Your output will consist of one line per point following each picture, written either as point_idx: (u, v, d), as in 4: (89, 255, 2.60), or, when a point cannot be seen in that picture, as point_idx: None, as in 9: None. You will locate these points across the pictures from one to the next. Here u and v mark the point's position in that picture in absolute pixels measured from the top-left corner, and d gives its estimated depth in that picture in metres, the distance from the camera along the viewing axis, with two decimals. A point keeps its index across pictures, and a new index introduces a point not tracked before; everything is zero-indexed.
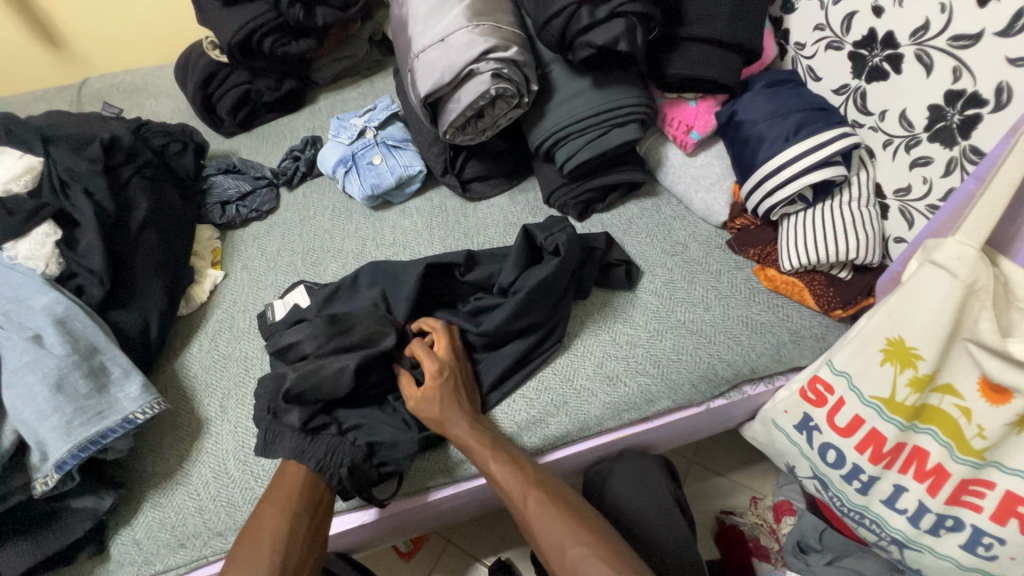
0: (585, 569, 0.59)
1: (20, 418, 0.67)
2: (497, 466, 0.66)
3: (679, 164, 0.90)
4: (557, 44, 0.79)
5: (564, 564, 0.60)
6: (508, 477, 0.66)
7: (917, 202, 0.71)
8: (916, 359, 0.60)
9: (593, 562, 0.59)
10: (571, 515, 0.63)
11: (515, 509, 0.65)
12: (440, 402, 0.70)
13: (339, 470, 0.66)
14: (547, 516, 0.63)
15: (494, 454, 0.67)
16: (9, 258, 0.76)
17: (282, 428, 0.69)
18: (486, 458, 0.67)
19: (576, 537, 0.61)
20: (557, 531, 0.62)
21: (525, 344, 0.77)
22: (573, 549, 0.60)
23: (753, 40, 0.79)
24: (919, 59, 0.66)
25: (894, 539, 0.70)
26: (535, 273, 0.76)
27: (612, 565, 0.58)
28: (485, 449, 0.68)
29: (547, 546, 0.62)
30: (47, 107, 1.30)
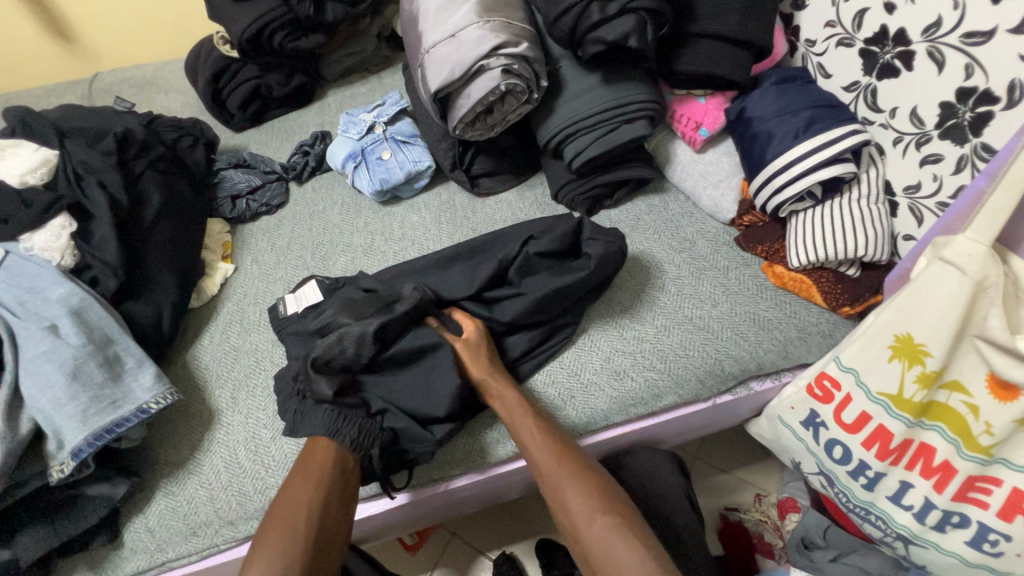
0: (612, 537, 0.60)
1: (36, 406, 0.68)
2: (537, 429, 0.69)
3: (687, 161, 0.91)
4: (568, 40, 0.79)
5: (590, 530, 0.62)
6: (544, 442, 0.68)
7: (927, 200, 0.71)
8: (924, 355, 0.61)
9: (622, 531, 0.61)
10: (602, 483, 0.65)
11: (546, 475, 0.67)
12: (484, 363, 0.73)
13: (372, 450, 0.68)
14: (579, 483, 0.65)
15: (533, 417, 0.70)
16: (25, 250, 0.77)
17: (312, 408, 0.69)
18: (525, 420, 0.69)
19: (605, 505, 0.63)
20: (587, 498, 0.64)
21: (538, 334, 0.79)
22: (601, 517, 0.62)
23: (764, 36, 0.79)
24: (931, 56, 0.66)
25: (899, 535, 0.70)
26: (563, 274, 0.78)
27: (640, 538, 0.60)
28: (525, 412, 0.70)
29: (575, 512, 0.63)
30: (59, 101, 1.31)
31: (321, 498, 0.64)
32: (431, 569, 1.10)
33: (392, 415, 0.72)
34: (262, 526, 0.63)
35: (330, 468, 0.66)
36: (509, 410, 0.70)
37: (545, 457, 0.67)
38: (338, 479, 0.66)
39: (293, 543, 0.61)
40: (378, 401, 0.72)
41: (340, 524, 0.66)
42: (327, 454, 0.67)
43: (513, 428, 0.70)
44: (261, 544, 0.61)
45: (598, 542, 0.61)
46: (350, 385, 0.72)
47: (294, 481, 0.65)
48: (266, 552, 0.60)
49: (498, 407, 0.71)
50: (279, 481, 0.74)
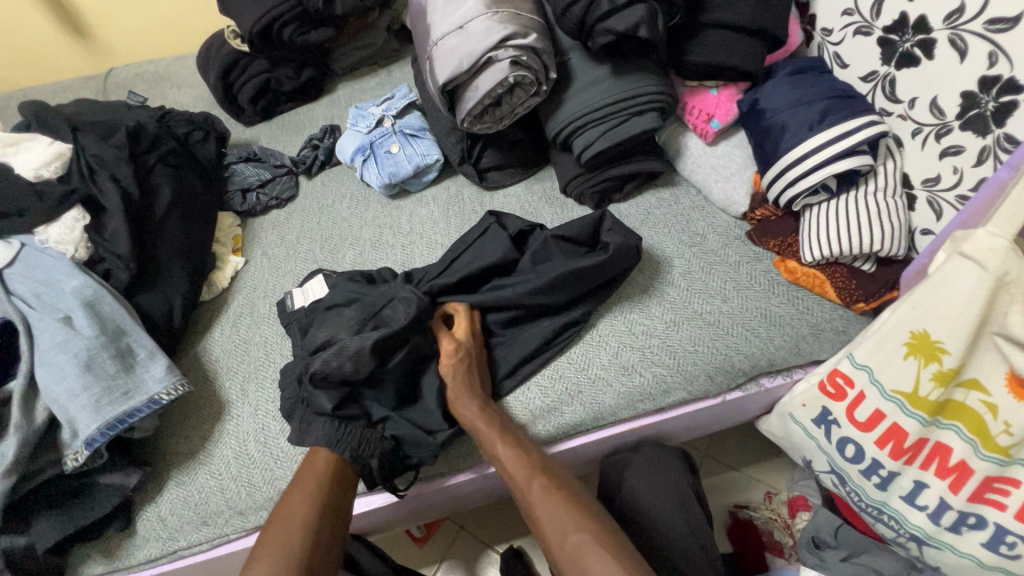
0: (584, 557, 0.58)
1: (51, 396, 0.69)
2: (505, 452, 0.67)
3: (698, 154, 0.89)
4: (577, 30, 0.78)
5: (564, 553, 0.60)
6: (513, 464, 0.67)
7: (946, 192, 0.69)
8: (941, 353, 0.59)
9: (593, 547, 0.58)
10: (573, 501, 0.63)
11: (519, 493, 0.65)
12: (455, 380, 0.73)
13: (371, 461, 0.69)
14: (551, 502, 0.63)
15: (501, 440, 0.68)
16: (41, 242, 0.78)
17: (314, 420, 0.71)
18: (493, 443, 0.68)
19: (578, 522, 0.61)
20: (560, 519, 0.62)
21: (551, 322, 0.79)
22: (574, 537, 0.60)
23: (779, 25, 0.77)
24: (953, 44, 0.64)
25: (913, 536, 0.69)
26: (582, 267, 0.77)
27: (612, 554, 0.57)
28: (492, 436, 0.69)
29: (549, 535, 0.62)
30: (75, 95, 1.33)
31: (319, 509, 0.64)
32: (438, 562, 1.11)
33: (392, 424, 0.73)
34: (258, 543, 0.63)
35: (328, 479, 0.67)
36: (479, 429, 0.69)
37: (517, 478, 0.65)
38: (334, 493, 0.67)
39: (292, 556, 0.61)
40: (378, 411, 0.74)
41: (334, 542, 0.65)
42: (324, 467, 0.68)
43: (484, 448, 0.69)
44: (256, 559, 0.61)
45: (572, 561, 0.59)
46: (352, 395, 0.73)
47: (289, 496, 0.66)
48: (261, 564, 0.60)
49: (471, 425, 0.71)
50: (288, 474, 0.75)
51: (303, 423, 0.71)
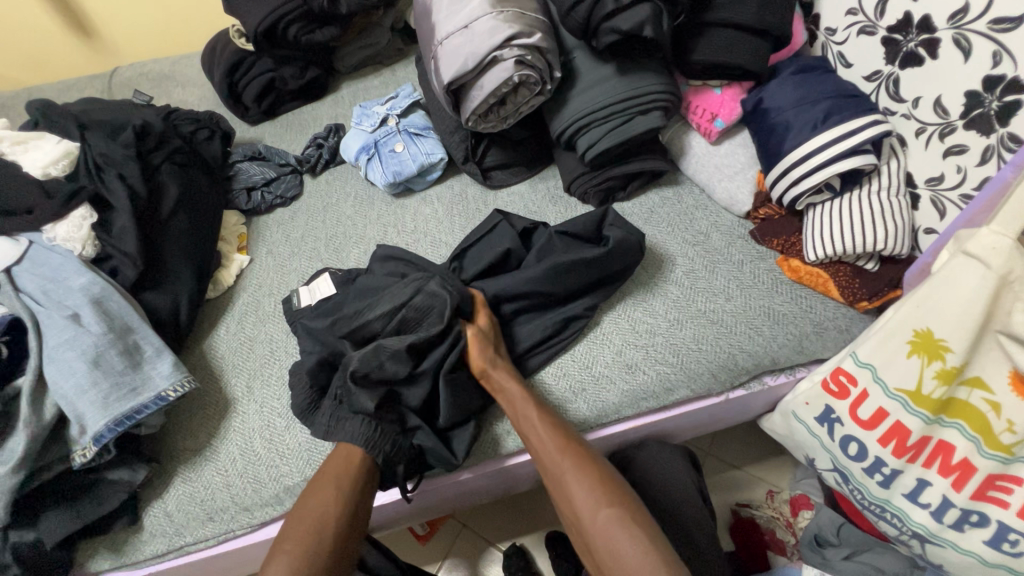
0: (614, 530, 0.60)
1: (59, 392, 0.69)
2: (541, 420, 0.68)
3: (702, 153, 0.89)
4: (582, 30, 0.78)
5: (594, 523, 0.61)
6: (548, 433, 0.67)
7: (950, 192, 0.69)
8: (944, 351, 0.59)
9: (624, 523, 0.60)
10: (604, 475, 0.65)
11: (549, 465, 0.66)
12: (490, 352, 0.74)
13: (397, 465, 0.71)
14: (582, 474, 0.64)
15: (536, 409, 0.69)
16: (49, 240, 0.79)
17: (349, 417, 0.70)
18: (528, 412, 0.69)
19: (609, 497, 0.62)
20: (592, 490, 0.63)
21: (551, 318, 0.80)
22: (605, 510, 0.61)
23: (783, 25, 0.77)
24: (957, 44, 0.64)
25: (915, 534, 0.69)
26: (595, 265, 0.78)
27: (643, 529, 0.60)
28: (528, 404, 0.70)
29: (579, 505, 0.63)
30: (80, 94, 1.34)
31: (350, 508, 0.66)
32: (441, 559, 1.11)
33: (422, 434, 0.72)
34: (285, 530, 0.64)
35: (362, 476, 0.68)
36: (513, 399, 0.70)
37: (549, 449, 0.66)
38: (364, 489, 0.68)
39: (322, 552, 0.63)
40: (413, 417, 0.73)
41: (358, 535, 0.68)
42: (359, 466, 0.68)
43: (517, 417, 0.70)
44: (287, 549, 0.62)
45: (601, 534, 0.60)
46: (390, 395, 0.72)
47: (322, 490, 0.66)
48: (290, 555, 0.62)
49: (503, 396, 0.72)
50: (293, 470, 0.75)
51: (326, 421, 0.71)
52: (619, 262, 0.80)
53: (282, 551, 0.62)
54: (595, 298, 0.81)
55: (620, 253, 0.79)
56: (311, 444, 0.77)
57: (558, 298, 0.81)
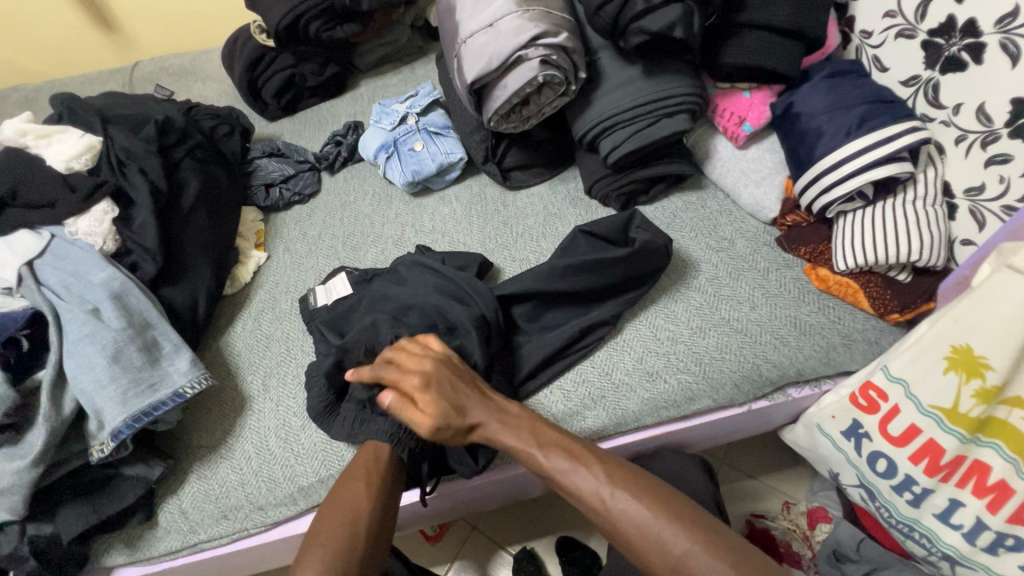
0: (694, 563, 0.55)
1: (79, 387, 0.69)
2: (569, 465, 0.62)
3: (728, 157, 0.88)
4: (609, 30, 0.76)
5: (669, 564, 0.56)
6: (581, 479, 0.61)
7: (991, 202, 0.67)
8: (984, 369, 0.57)
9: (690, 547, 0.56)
10: (662, 505, 0.59)
11: (585, 505, 0.61)
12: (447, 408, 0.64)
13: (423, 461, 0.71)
14: (635, 514, 0.58)
15: (558, 455, 0.63)
16: (70, 234, 0.79)
17: (372, 417, 0.71)
18: (548, 461, 0.63)
19: (668, 524, 0.57)
20: (652, 528, 0.57)
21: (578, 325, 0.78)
22: (675, 544, 0.56)
23: (818, 27, 0.75)
24: (1004, 49, 0.62)
25: (944, 555, 0.67)
26: (605, 267, 0.77)
27: (722, 552, 0.55)
28: (545, 452, 0.63)
29: (643, 551, 0.57)
30: (101, 88, 1.34)
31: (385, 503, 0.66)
32: (450, 562, 1.10)
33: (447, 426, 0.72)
34: (317, 527, 0.63)
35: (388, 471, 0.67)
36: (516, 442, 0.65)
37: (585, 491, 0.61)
38: (393, 486, 0.67)
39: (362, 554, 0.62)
40: None
41: (389, 535, 0.67)
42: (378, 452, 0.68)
43: (537, 467, 0.64)
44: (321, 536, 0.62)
45: (681, 573, 0.55)
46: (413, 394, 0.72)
47: (355, 490, 0.65)
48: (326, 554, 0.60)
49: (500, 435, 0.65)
50: (308, 470, 0.75)
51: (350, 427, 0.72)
52: (639, 263, 0.78)
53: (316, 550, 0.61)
54: (620, 304, 0.79)
55: (644, 259, 0.78)
56: (327, 445, 0.76)
57: (583, 301, 0.80)
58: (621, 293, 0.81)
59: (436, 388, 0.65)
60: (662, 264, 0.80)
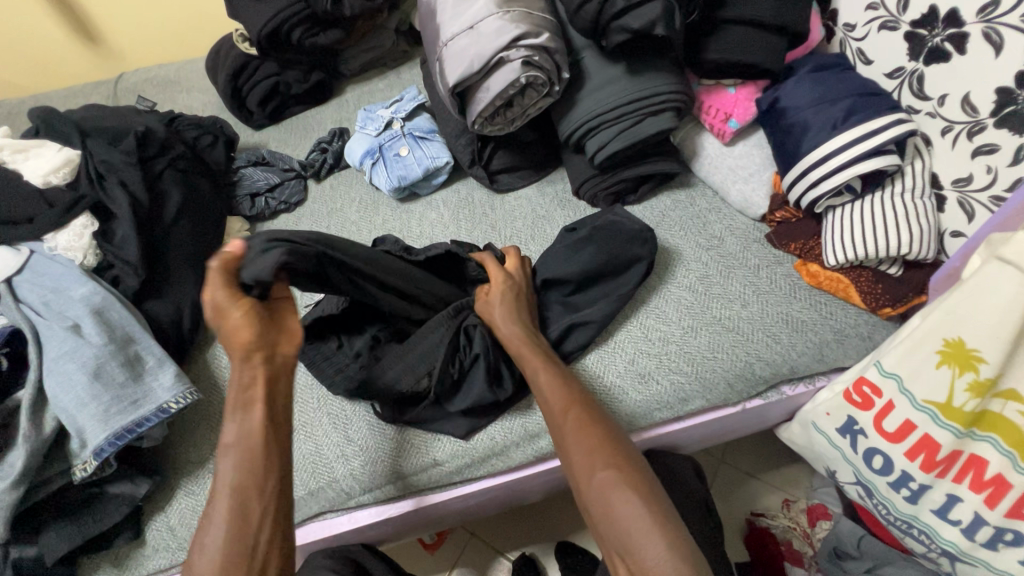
0: (612, 495, 0.56)
1: (60, 405, 0.68)
2: (547, 377, 0.66)
3: (715, 154, 0.87)
4: (591, 29, 0.76)
5: (590, 487, 0.57)
6: (552, 390, 0.65)
7: (979, 193, 0.66)
8: (977, 362, 0.56)
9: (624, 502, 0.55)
10: (606, 435, 0.61)
11: (554, 426, 0.64)
12: (507, 305, 0.74)
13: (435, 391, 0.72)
14: (581, 437, 0.60)
15: (544, 368, 0.67)
16: (50, 249, 0.78)
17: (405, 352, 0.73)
18: (536, 370, 0.67)
19: (611, 461, 0.58)
20: (589, 452, 0.59)
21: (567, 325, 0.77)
22: (600, 473, 0.57)
23: (801, 21, 0.74)
24: (987, 38, 0.61)
25: (945, 551, 0.66)
26: (578, 257, 0.79)
27: (640, 494, 0.55)
28: (536, 364, 0.68)
29: (575, 468, 0.60)
30: (85, 102, 1.33)
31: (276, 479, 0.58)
32: (450, 569, 1.09)
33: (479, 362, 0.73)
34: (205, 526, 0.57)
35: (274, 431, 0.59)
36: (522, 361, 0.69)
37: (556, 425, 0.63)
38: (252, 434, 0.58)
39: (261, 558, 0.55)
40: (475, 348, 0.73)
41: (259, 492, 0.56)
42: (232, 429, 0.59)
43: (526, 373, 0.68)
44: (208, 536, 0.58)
45: (597, 500, 0.56)
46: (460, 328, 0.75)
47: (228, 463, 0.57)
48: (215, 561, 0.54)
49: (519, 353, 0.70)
50: (298, 483, 0.74)
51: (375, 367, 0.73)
52: (615, 254, 0.78)
53: (203, 550, 0.55)
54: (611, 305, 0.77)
55: (622, 253, 0.78)
56: (317, 456, 0.75)
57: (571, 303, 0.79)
58: (610, 292, 0.79)
59: (510, 289, 0.76)
60: (646, 256, 0.78)
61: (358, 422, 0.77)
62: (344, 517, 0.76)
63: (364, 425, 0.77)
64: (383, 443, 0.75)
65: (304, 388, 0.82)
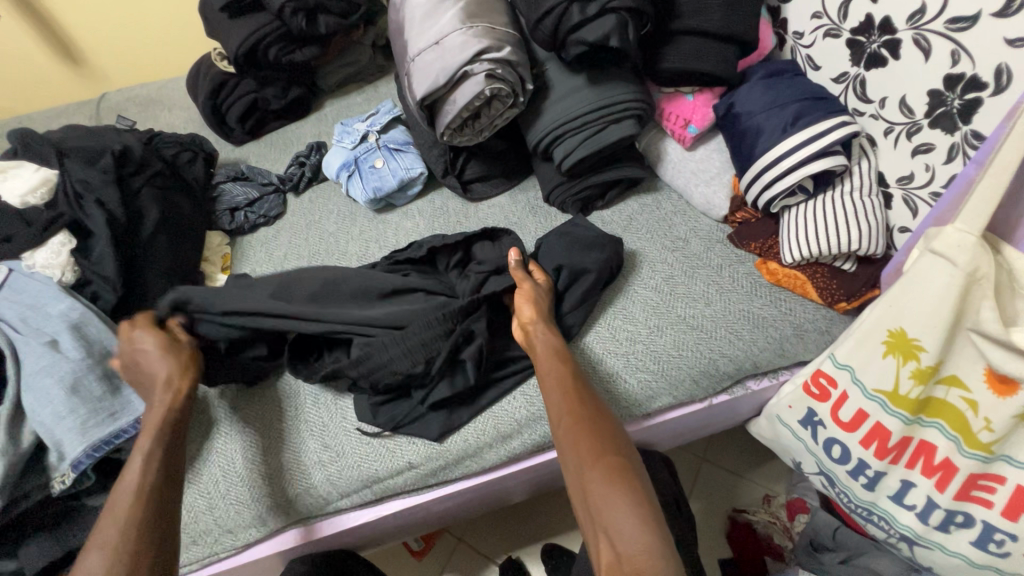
0: (608, 483, 0.56)
1: (38, 419, 0.69)
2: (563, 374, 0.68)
3: (678, 159, 0.90)
4: (549, 42, 0.79)
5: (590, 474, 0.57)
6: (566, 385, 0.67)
7: (921, 190, 0.69)
8: (918, 351, 0.59)
9: (619, 490, 0.55)
10: (611, 432, 0.61)
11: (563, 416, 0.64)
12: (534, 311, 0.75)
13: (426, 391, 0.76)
14: (588, 429, 0.61)
15: (562, 365, 0.69)
16: (28, 267, 0.79)
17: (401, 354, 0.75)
18: (553, 365, 0.69)
19: (612, 454, 0.58)
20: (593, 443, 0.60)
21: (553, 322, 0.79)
22: (602, 462, 0.58)
23: (749, 30, 0.78)
24: (917, 44, 0.64)
25: (903, 536, 0.68)
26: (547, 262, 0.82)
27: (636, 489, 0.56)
28: (554, 360, 0.69)
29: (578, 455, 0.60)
30: (67, 122, 1.35)
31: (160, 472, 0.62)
32: None
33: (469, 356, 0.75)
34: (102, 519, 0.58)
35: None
36: (540, 356, 0.71)
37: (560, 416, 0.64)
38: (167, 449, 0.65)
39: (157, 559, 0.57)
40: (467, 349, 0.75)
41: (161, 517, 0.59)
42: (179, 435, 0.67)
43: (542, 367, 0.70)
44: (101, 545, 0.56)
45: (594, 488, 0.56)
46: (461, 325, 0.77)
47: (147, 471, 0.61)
48: (103, 548, 0.55)
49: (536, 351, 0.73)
50: (275, 490, 0.75)
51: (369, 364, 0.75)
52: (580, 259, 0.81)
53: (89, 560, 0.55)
54: (580, 308, 0.80)
55: (586, 259, 0.81)
56: (293, 463, 0.77)
57: None
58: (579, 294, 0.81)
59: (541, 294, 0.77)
60: (607, 260, 0.82)
61: (335, 428, 0.79)
62: (323, 523, 0.77)
63: (341, 431, 0.78)
64: (359, 449, 0.77)
65: (284, 396, 0.83)
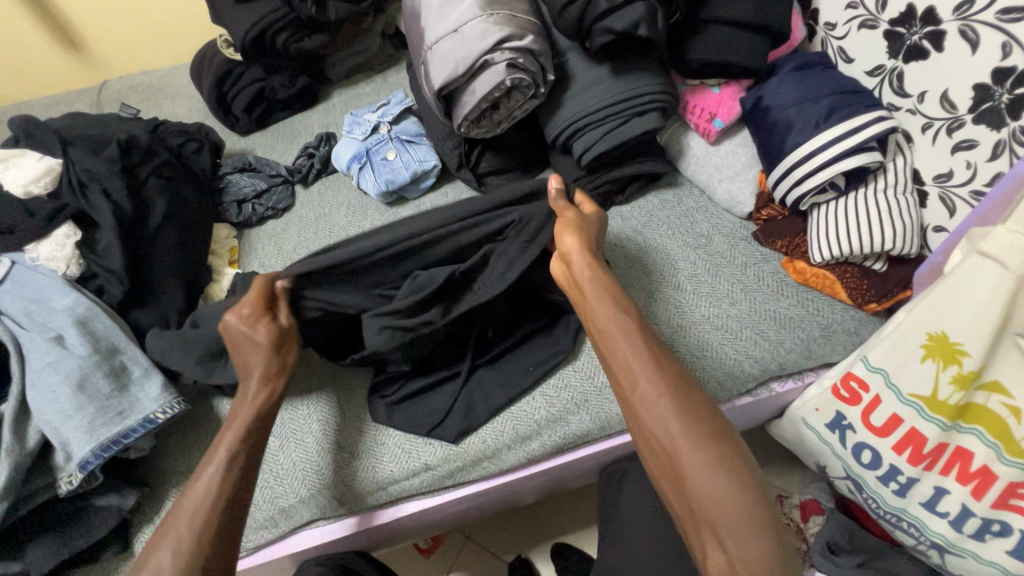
0: (715, 468, 0.51)
1: (43, 418, 0.67)
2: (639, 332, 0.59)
3: (702, 153, 0.87)
4: (574, 30, 0.76)
5: (695, 459, 0.51)
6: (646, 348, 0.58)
7: (960, 188, 0.67)
8: (961, 355, 0.57)
9: (729, 476, 0.51)
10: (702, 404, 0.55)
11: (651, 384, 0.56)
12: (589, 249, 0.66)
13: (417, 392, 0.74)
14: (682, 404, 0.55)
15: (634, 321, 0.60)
16: (32, 260, 0.77)
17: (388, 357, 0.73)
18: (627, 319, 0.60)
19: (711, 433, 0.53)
20: (690, 419, 0.54)
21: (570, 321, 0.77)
22: (708, 446, 0.52)
23: (782, 21, 0.75)
24: (964, 35, 0.62)
25: (934, 543, 0.66)
26: None
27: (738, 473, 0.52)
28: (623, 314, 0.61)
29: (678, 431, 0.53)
30: (68, 109, 1.31)
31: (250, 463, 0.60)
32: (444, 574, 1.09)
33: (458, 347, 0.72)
34: (168, 518, 0.56)
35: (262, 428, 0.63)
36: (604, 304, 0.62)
37: (650, 385, 0.56)
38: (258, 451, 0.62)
39: (224, 553, 0.55)
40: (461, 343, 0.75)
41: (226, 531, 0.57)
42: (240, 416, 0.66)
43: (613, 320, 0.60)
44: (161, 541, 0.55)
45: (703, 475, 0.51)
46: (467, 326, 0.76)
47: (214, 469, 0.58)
48: (173, 550, 0.53)
49: (590, 297, 0.63)
50: (288, 491, 0.73)
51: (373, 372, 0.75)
52: None
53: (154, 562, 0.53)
54: None
55: None
56: (306, 463, 0.74)
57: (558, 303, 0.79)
58: None
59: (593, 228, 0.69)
60: None
61: (312, 424, 0.78)
62: (336, 523, 0.75)
63: (304, 421, 0.78)
64: (375, 449, 0.75)
65: (297, 395, 0.81)
